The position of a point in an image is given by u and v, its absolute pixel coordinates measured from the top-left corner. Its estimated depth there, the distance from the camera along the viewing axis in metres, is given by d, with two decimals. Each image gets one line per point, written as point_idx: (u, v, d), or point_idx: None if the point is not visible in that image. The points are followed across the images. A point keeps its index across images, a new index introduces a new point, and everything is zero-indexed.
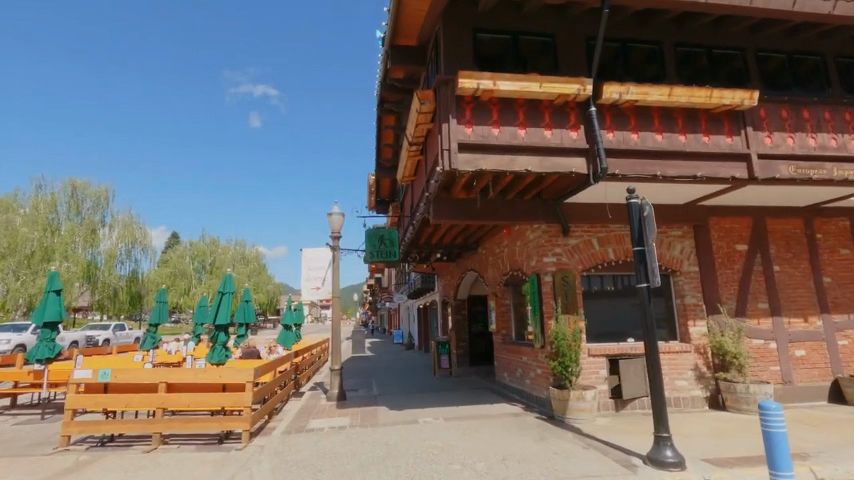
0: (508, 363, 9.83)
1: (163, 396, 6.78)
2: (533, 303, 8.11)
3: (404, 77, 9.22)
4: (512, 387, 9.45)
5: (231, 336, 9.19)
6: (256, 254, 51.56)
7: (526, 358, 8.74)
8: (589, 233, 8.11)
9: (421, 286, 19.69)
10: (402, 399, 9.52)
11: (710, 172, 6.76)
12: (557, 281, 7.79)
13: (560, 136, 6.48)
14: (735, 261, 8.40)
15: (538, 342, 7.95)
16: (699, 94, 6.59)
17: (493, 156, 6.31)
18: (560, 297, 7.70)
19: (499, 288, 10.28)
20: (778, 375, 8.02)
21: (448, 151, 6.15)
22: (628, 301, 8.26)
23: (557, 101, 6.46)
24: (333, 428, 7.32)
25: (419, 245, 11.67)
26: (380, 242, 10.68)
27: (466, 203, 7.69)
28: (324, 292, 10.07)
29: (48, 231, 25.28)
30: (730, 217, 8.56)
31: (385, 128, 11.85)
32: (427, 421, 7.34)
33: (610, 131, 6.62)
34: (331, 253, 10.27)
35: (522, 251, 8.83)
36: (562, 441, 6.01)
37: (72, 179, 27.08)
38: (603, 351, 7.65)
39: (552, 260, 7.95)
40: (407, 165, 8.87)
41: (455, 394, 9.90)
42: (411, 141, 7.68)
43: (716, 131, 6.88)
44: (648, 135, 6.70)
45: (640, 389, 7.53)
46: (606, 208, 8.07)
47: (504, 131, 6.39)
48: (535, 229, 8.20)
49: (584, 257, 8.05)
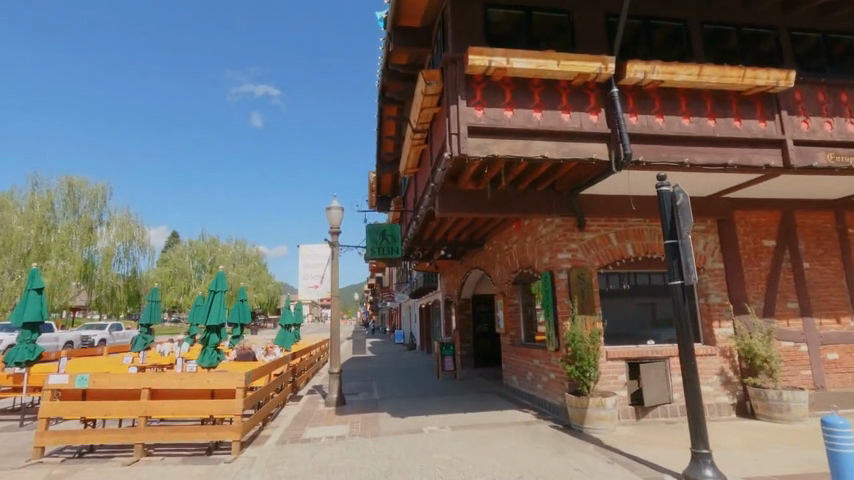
0: (517, 366, 9.29)
1: (146, 403, 6.26)
2: (547, 303, 7.55)
3: (408, 63, 8.67)
4: (522, 392, 8.90)
5: (223, 337, 8.64)
6: (257, 254, 51.15)
7: (537, 361, 8.20)
8: (605, 228, 7.55)
9: (423, 286, 19.15)
10: (406, 405, 8.96)
11: (742, 159, 6.19)
12: (573, 279, 7.23)
13: (578, 119, 5.93)
14: (762, 258, 7.84)
15: (552, 345, 7.39)
16: (731, 73, 6.02)
17: (506, 141, 5.76)
18: (576, 296, 7.13)
19: (507, 287, 9.74)
20: (810, 380, 7.46)
21: (457, 135, 5.59)
22: (635, 300, 7.70)
23: (575, 81, 5.90)
24: (332, 438, 6.77)
25: (422, 242, 11.13)
26: (382, 238, 10.11)
27: (474, 194, 7.13)
28: (323, 290, 9.47)
29: (45, 229, 24.74)
30: (756, 210, 8.00)
31: (386, 119, 11.30)
32: (433, 430, 6.79)
33: (633, 114, 6.05)
34: (330, 250, 9.72)
35: (533, 248, 8.27)
36: (582, 456, 5.45)
37: (69, 177, 26.57)
38: (622, 355, 7.08)
39: (566, 257, 7.40)
40: (410, 155, 8.29)
41: (461, 399, 9.35)
42: (415, 127, 7.11)
43: (748, 115, 6.31)
44: (675, 119, 6.12)
45: (662, 395, 6.98)
46: (629, 200, 7.55)
47: (518, 114, 5.83)
48: (548, 223, 7.64)
49: (601, 252, 7.48)
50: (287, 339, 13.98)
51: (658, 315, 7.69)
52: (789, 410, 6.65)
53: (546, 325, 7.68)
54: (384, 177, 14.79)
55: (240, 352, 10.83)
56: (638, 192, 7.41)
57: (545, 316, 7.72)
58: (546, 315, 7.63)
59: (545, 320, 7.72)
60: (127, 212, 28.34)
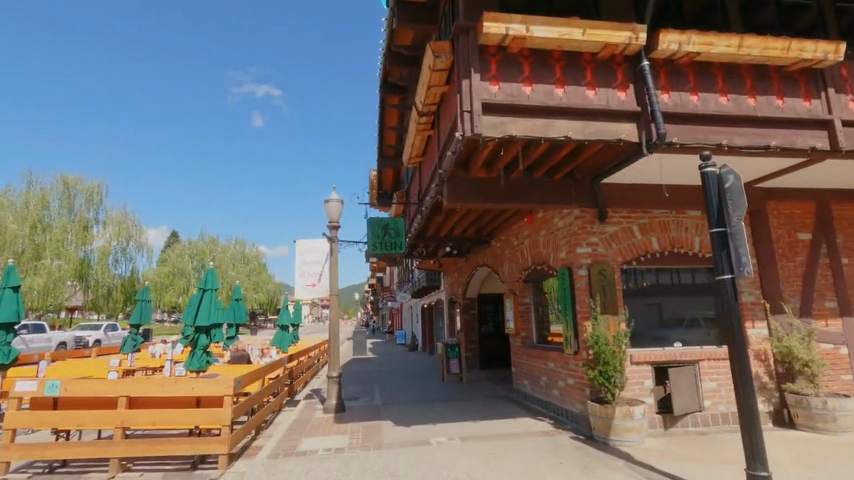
0: (529, 369, 8.67)
1: (123, 413, 5.65)
2: (564, 302, 6.93)
3: (412, 45, 8.06)
4: (535, 398, 8.27)
5: (213, 339, 8.01)
6: (257, 254, 50.65)
7: (553, 364, 7.57)
8: (628, 220, 6.93)
9: (425, 285, 18.54)
10: (409, 411, 8.36)
11: (786, 141, 5.56)
12: (594, 276, 6.60)
13: (605, 96, 5.31)
14: (797, 252, 7.21)
15: (570, 347, 6.75)
16: (775, 45, 5.39)
17: (524, 120, 5.14)
18: (598, 294, 6.50)
19: (517, 285, 9.16)
20: (851, 386, 6.82)
21: (469, 113, 4.97)
22: (643, 300, 6.96)
23: (601, 54, 5.28)
24: (330, 450, 6.15)
25: (427, 238, 10.52)
26: (384, 233, 9.49)
27: (486, 183, 6.52)
28: (320, 289, 8.86)
29: (39, 228, 24.14)
30: (790, 201, 7.37)
31: (389, 107, 10.68)
32: (441, 442, 6.16)
33: (666, 91, 5.43)
34: (329, 246, 9.11)
35: (548, 242, 7.65)
36: (612, 474, 4.83)
37: (64, 174, 25.95)
38: (648, 358, 6.47)
39: (586, 251, 6.78)
40: (414, 142, 7.68)
41: (469, 405, 8.74)
42: (420, 109, 6.50)
43: (791, 93, 5.69)
44: (711, 96, 5.50)
45: (693, 402, 6.36)
46: (661, 188, 6.97)
47: (537, 90, 5.21)
48: (565, 214, 7.03)
49: (623, 247, 6.86)
50: (285, 340, 13.35)
51: (666, 316, 6.93)
52: (835, 420, 6.01)
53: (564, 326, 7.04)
54: (386, 172, 14.16)
55: (233, 355, 10.24)
56: (673, 179, 6.83)
57: (562, 316, 7.08)
58: (564, 314, 7.00)
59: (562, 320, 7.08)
60: (123, 210, 27.71)
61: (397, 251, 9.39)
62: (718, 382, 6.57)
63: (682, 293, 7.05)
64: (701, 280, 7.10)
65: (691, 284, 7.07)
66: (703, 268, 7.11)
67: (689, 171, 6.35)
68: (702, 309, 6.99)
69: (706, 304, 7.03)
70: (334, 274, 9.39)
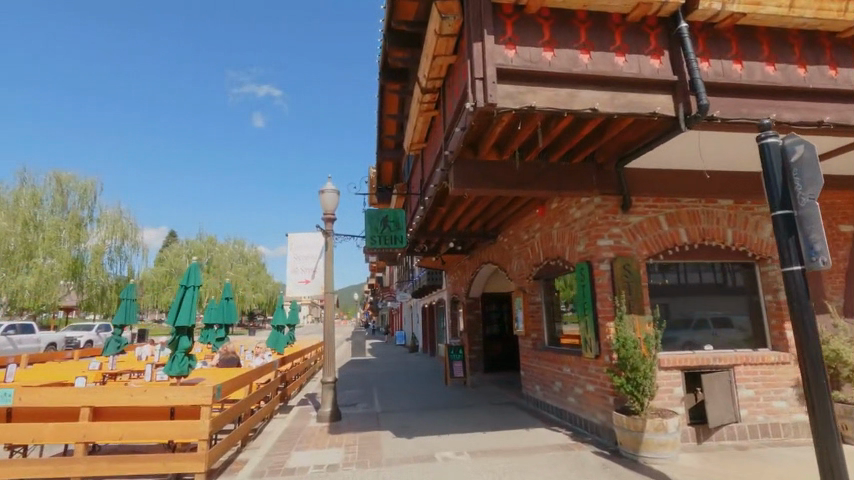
0: (541, 374, 8.00)
1: (86, 426, 4.97)
2: (584, 300, 6.24)
3: (414, 21, 7.39)
4: (548, 406, 7.59)
5: (196, 341, 7.32)
6: (256, 254, 50.08)
7: (569, 369, 6.89)
8: (654, 209, 6.25)
9: (427, 284, 17.88)
10: (411, 420, 7.68)
11: (840, 117, 4.89)
12: (617, 271, 5.91)
13: (637, 64, 4.64)
14: (838, 246, 6.56)
15: (591, 351, 6.04)
16: (830, 6, 4.72)
17: (544, 90, 4.47)
18: (622, 291, 5.81)
19: (527, 283, 8.51)
20: None
21: (482, 80, 4.30)
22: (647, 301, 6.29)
23: (632, 15, 4.60)
24: (321, 467, 5.45)
25: (428, 232, 9.88)
26: (383, 226, 8.79)
27: (497, 167, 5.86)
28: (314, 286, 8.16)
29: (31, 226, 23.44)
30: (830, 190, 6.71)
31: (389, 92, 9.99)
32: (448, 458, 5.46)
33: (705, 59, 4.75)
34: (324, 239, 8.42)
35: (563, 234, 6.99)
36: None
37: (57, 171, 25.20)
38: (679, 363, 5.80)
39: (608, 243, 6.09)
40: (417, 125, 7.04)
41: (475, 413, 8.05)
42: (424, 84, 5.82)
43: (844, 62, 5.02)
44: (757, 66, 4.82)
45: (728, 412, 5.70)
46: (693, 175, 6.34)
47: (560, 56, 4.54)
48: (584, 204, 6.38)
49: (649, 239, 6.17)
50: (280, 341, 12.69)
51: (672, 317, 6.29)
52: None
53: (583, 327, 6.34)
54: (385, 165, 13.49)
55: (222, 357, 9.57)
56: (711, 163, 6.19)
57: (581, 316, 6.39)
58: (584, 314, 6.31)
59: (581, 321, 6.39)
60: (118, 208, 27.00)
61: (397, 247, 8.70)
62: (756, 389, 5.89)
63: (710, 291, 6.43)
64: (708, 280, 6.45)
65: (697, 285, 6.43)
66: (708, 265, 6.47)
67: (726, 150, 5.62)
68: (708, 308, 6.39)
69: (711, 304, 6.41)
70: (330, 271, 8.72)
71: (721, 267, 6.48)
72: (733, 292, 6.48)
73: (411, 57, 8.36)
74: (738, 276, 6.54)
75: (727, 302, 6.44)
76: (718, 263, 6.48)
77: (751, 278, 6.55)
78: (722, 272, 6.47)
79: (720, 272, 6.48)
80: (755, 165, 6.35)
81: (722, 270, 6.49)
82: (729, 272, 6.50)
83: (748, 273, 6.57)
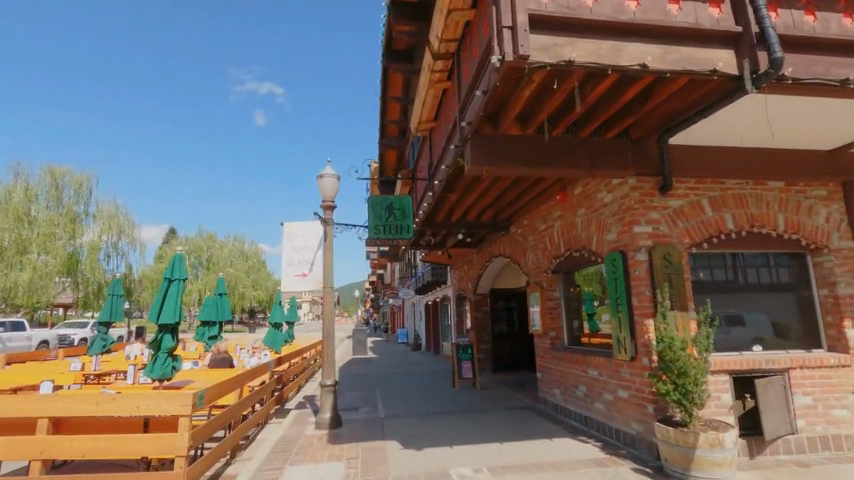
0: (561, 376, 7.30)
1: (45, 439, 4.26)
2: (618, 295, 5.52)
3: None
4: (570, 412, 6.90)
5: (179, 341, 6.62)
6: (256, 251, 49.48)
7: (596, 372, 6.18)
8: (696, 192, 5.52)
9: (431, 280, 17.19)
10: (417, 427, 6.96)
11: None
12: (657, 262, 5.17)
13: (693, 13, 3.91)
14: None
15: (626, 353, 5.31)
16: None
17: (585, 41, 3.74)
18: (664, 286, 5.07)
19: (544, 277, 7.79)
20: None
21: (511, 29, 3.57)
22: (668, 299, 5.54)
23: None
24: None
25: (436, 223, 9.15)
26: (388, 213, 8.06)
27: (520, 143, 5.14)
28: (311, 280, 7.39)
29: (24, 221, 22.74)
30: None
31: (393, 72, 9.24)
32: (465, 476, 4.76)
33: (773, 9, 4.02)
34: (322, 228, 7.69)
35: (589, 222, 6.28)
36: None
37: (51, 165, 24.49)
38: (729, 366, 5.08)
39: (645, 230, 5.35)
40: (426, 98, 6.33)
41: (488, 419, 7.35)
42: (437, 44, 5.10)
43: None
44: (832, 17, 4.09)
45: (783, 423, 5.00)
46: (741, 154, 5.62)
47: (602, 2, 3.82)
48: (616, 186, 5.67)
49: (691, 225, 5.43)
50: (278, 340, 12.00)
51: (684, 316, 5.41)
52: None
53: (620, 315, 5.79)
54: (388, 153, 12.74)
55: (214, 357, 8.88)
56: (763, 139, 5.46)
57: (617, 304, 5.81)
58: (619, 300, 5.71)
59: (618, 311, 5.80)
60: (114, 203, 26.27)
61: (404, 236, 7.99)
62: (813, 396, 5.17)
63: (733, 285, 5.63)
64: (720, 277, 5.62)
65: (708, 283, 5.59)
66: (719, 260, 5.66)
67: (786, 120, 4.88)
68: (721, 307, 5.57)
69: (741, 303, 5.63)
70: (329, 264, 7.99)
71: (734, 262, 5.68)
72: (746, 291, 5.66)
73: (418, 29, 7.61)
74: (752, 273, 5.72)
75: (745, 299, 5.65)
76: (729, 254, 5.67)
77: (766, 276, 5.72)
78: (734, 269, 5.66)
79: (731, 268, 5.67)
80: (811, 142, 5.62)
81: (736, 266, 5.69)
82: (741, 269, 5.69)
83: (764, 271, 5.73)
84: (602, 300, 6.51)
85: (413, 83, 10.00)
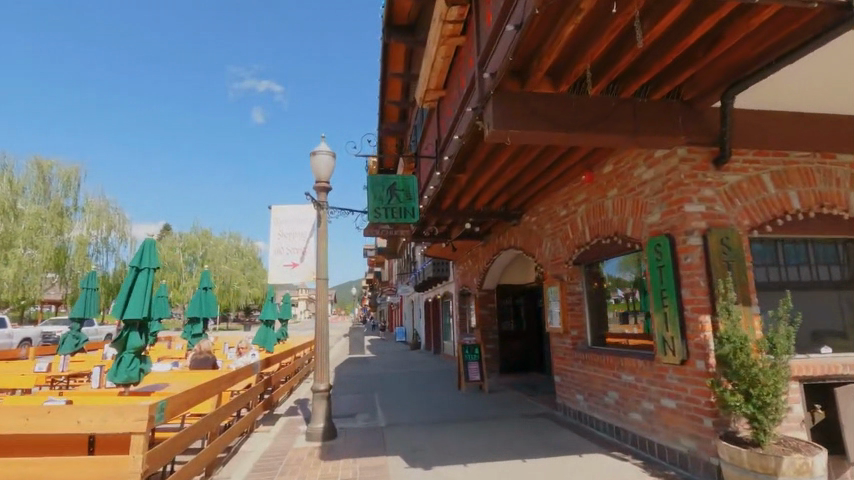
0: (584, 380, 6.46)
1: None
2: (664, 287, 4.66)
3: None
4: (597, 421, 6.06)
5: (148, 340, 5.73)
6: (252, 248, 48.56)
7: (630, 377, 5.34)
8: (756, 166, 4.68)
9: (432, 277, 16.32)
10: (422, 439, 6.09)
11: None
12: (714, 247, 4.32)
13: None
14: None
15: (675, 356, 4.45)
16: None
17: None
18: (724, 275, 4.24)
19: (564, 270, 6.92)
20: None
21: None
22: None
23: None
24: None
25: (441, 211, 8.28)
26: (390, 195, 7.18)
27: (552, 102, 4.27)
28: (303, 270, 6.49)
29: (10, 215, 21.70)
30: None
31: (395, 44, 8.32)
32: None
33: None
34: (316, 212, 6.79)
35: (623, 203, 5.43)
36: None
37: (38, 157, 23.43)
38: (803, 372, 4.25)
39: (699, 209, 4.49)
40: (436, 59, 5.39)
41: (502, 428, 6.50)
42: None
43: None
44: None
45: None
46: (807, 123, 4.83)
47: None
48: (659, 159, 4.83)
49: (751, 203, 4.58)
50: (269, 339, 11.08)
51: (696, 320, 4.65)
52: None
53: (634, 311, 5.72)
54: (388, 139, 11.86)
55: (195, 359, 7.98)
56: (833, 101, 4.67)
57: (631, 299, 5.71)
58: (637, 294, 5.64)
59: (632, 306, 5.73)
60: (103, 197, 25.20)
61: (409, 221, 7.13)
62: None
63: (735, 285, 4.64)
64: None
65: None
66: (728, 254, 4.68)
67: None
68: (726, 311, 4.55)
69: (806, 298, 4.80)
70: (322, 252, 7.12)
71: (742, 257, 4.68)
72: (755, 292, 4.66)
73: None
74: (760, 272, 4.72)
75: (801, 296, 4.80)
76: (791, 241, 4.84)
77: (775, 274, 4.74)
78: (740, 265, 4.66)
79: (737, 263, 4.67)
80: None
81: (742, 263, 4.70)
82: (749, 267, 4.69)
83: (773, 268, 4.75)
84: (617, 298, 6.08)
85: (416, 58, 9.08)
